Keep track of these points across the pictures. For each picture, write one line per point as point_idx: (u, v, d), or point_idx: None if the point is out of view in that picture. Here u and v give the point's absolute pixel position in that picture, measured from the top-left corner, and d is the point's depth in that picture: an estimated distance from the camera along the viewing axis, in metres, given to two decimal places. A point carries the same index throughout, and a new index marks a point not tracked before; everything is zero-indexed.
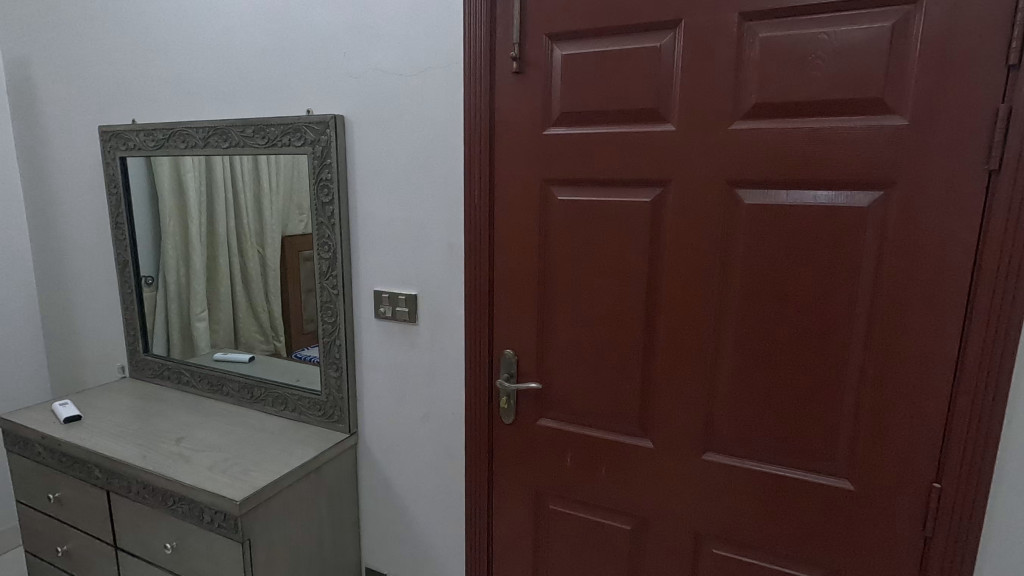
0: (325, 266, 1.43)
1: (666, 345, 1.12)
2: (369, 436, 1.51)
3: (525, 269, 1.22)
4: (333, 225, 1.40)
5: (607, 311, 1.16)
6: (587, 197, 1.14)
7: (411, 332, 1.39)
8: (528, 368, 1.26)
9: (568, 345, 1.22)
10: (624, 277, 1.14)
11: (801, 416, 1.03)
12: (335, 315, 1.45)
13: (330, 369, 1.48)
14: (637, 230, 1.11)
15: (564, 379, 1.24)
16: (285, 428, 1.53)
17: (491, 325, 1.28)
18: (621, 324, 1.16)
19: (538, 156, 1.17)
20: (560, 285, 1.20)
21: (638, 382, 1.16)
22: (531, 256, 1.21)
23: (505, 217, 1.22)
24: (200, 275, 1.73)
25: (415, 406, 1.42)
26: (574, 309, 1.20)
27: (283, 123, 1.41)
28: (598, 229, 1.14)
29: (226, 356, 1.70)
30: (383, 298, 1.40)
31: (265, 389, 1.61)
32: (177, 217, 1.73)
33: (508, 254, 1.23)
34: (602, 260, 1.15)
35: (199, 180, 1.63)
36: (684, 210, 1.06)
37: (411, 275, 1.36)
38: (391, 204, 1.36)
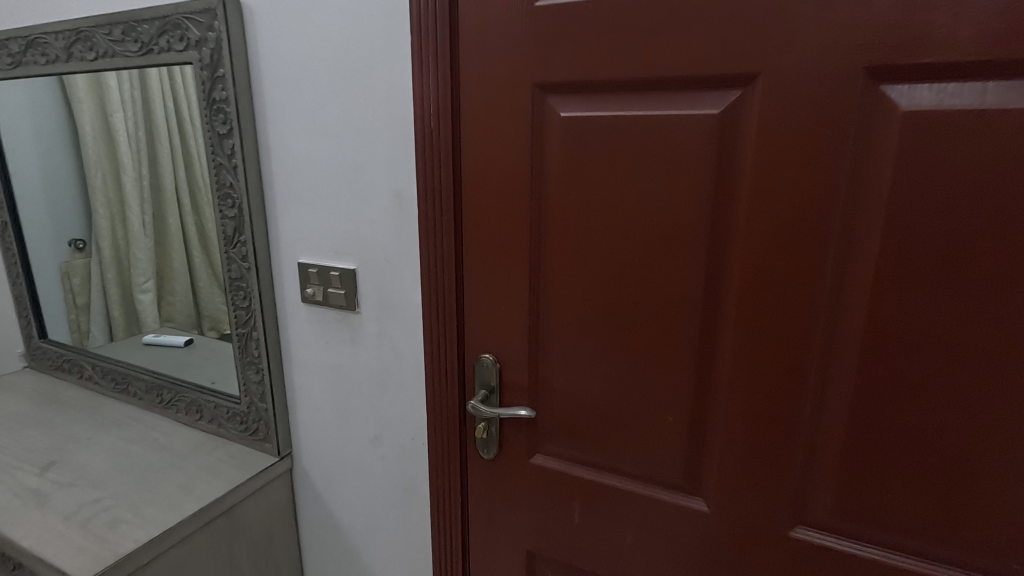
0: (231, 229, 1.01)
1: (736, 361, 0.68)
2: (307, 460, 1.11)
3: (508, 234, 0.78)
4: (236, 168, 0.96)
5: (640, 302, 0.73)
6: (606, 112, 0.69)
7: (351, 322, 0.97)
8: (515, 382, 0.84)
9: (577, 353, 0.79)
10: (668, 248, 0.69)
11: (970, 490, 0.60)
12: (249, 298, 1.03)
13: (249, 371, 1.08)
14: (691, 168, 0.66)
15: (570, 402, 0.81)
16: (196, 446, 1.14)
17: (461, 318, 0.85)
18: (662, 323, 0.72)
19: (524, 46, 0.71)
20: (564, 261, 0.76)
21: (687, 415, 0.74)
22: (517, 213, 0.77)
23: (478, 152, 0.77)
24: (139, 231, 1.26)
25: (362, 426, 1.01)
26: (585, 298, 0.76)
27: (157, 17, 0.96)
28: (626, 168, 0.69)
29: (163, 339, 1.30)
30: (311, 275, 0.97)
31: (175, 391, 1.22)
32: (94, 154, 1.26)
33: (483, 211, 0.79)
34: (632, 219, 0.70)
35: (78, 111, 1.21)
36: (778, 131, 0.60)
37: (346, 241, 0.93)
38: (314, 136, 0.92)
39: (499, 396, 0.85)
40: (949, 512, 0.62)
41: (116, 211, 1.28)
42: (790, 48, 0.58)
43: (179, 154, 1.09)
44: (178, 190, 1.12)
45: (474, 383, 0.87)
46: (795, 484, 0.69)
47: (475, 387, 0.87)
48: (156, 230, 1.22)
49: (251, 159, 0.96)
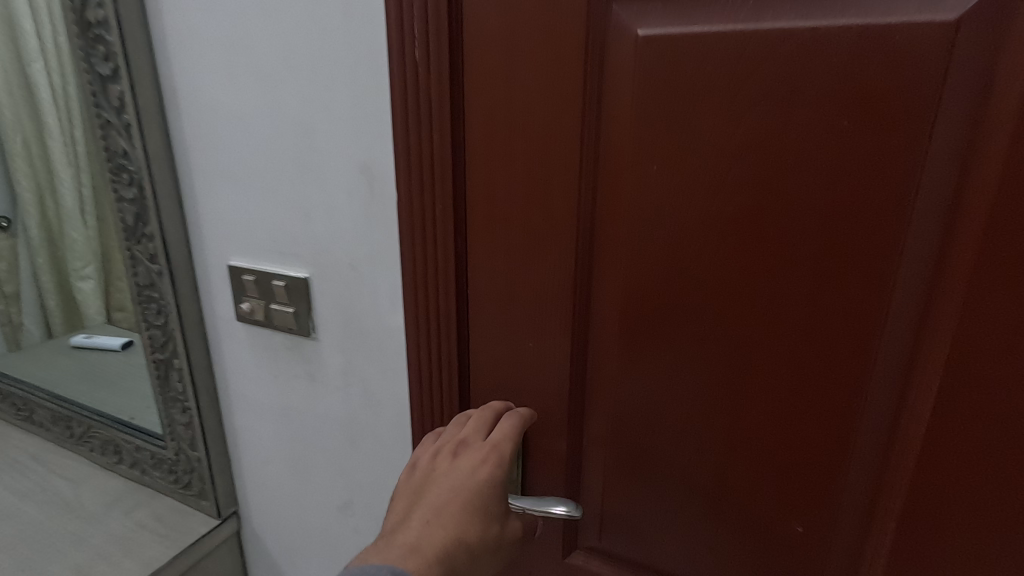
0: (130, 218, 0.70)
1: (942, 464, 0.40)
2: (258, 523, 0.84)
3: (540, 236, 0.49)
4: (127, 129, 0.65)
5: (770, 356, 0.44)
6: (725, 27, 0.39)
7: (306, 351, 0.68)
8: (547, 454, 0.57)
9: (646, 420, 0.51)
10: (829, 270, 0.40)
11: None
12: (164, 313, 0.73)
13: (174, 410, 0.79)
14: (889, 129, 0.37)
15: (634, 490, 0.54)
16: (110, 502, 0.87)
17: (467, 358, 0.57)
18: (807, 391, 0.44)
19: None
20: (638, 282, 0.47)
21: (833, 528, 0.47)
22: (555, 203, 0.48)
23: (496, 101, 0.48)
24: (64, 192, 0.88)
25: (328, 489, 0.74)
26: (672, 344, 0.47)
27: None
28: (761, 128, 0.40)
29: (98, 340, 0.95)
30: (247, 284, 0.68)
31: (87, 425, 0.93)
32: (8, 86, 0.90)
33: (504, 198, 0.50)
34: (765, 217, 0.41)
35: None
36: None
37: (295, 236, 0.64)
38: (241, 81, 0.61)
39: (522, 472, 0.58)
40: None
41: (21, 176, 0.94)
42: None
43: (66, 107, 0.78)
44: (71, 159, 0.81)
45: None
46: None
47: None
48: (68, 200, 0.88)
49: (152, 114, 0.65)
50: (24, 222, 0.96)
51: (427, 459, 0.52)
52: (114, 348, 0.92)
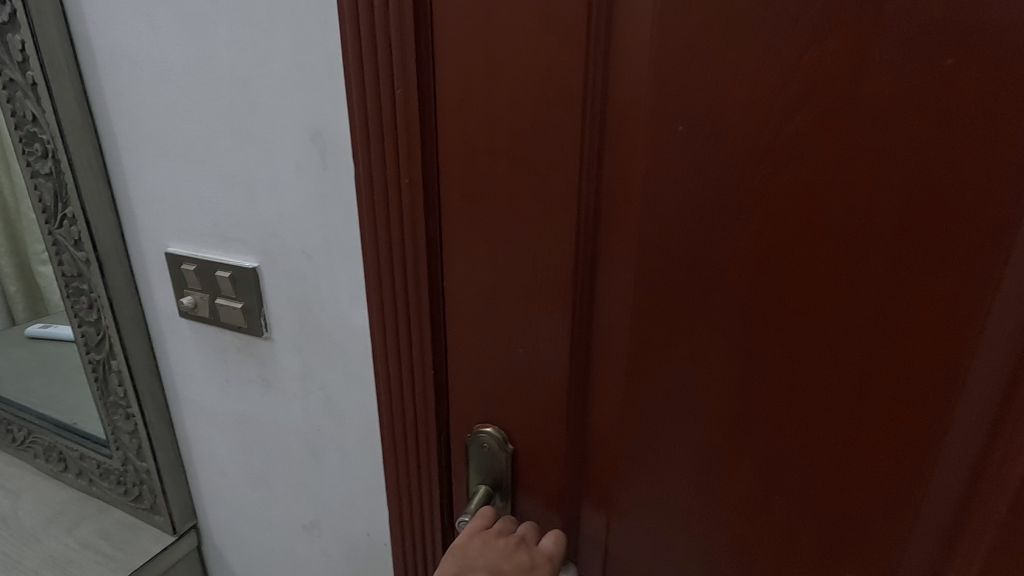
0: (46, 197, 0.59)
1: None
2: (219, 540, 0.75)
3: (531, 220, 0.39)
4: (32, 88, 0.54)
5: (831, 369, 0.34)
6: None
7: (260, 354, 0.59)
8: (538, 480, 0.47)
9: (660, 445, 0.41)
10: (909, 262, 0.31)
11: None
12: (95, 307, 0.63)
13: (116, 416, 0.70)
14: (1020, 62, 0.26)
15: (647, 526, 0.44)
16: (53, 517, 0.77)
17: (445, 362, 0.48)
18: (877, 415, 0.34)
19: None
20: (659, 276, 0.37)
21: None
22: (549, 180, 0.38)
23: (476, 43, 0.37)
24: None
25: (292, 506, 0.66)
26: (701, 352, 0.38)
27: None
28: (830, 69, 0.30)
29: (46, 331, 0.83)
30: (187, 276, 0.58)
31: (27, 430, 0.84)
32: None
33: (486, 170, 0.40)
34: (831, 192, 0.32)
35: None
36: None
37: (239, 219, 0.54)
38: (161, 27, 0.50)
39: (512, 496, 0.48)
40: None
41: None
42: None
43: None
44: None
45: (466, 468, 0.50)
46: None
47: (468, 476, 0.50)
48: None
49: (63, 71, 0.54)
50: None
51: (484, 536, 0.44)
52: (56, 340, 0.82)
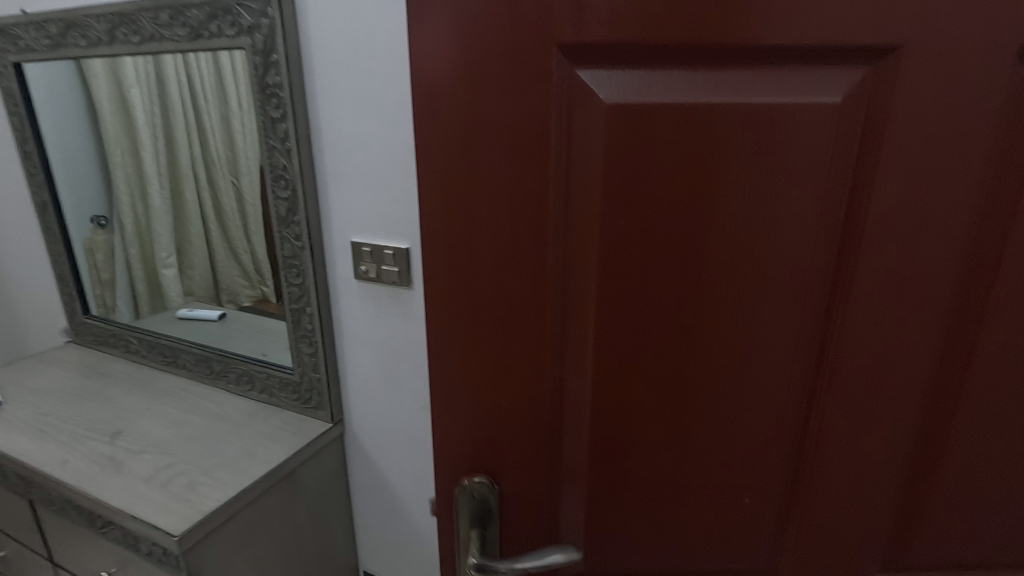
0: (284, 210, 1.05)
1: (855, 373, 0.58)
2: (357, 426, 1.19)
3: (519, 262, 0.56)
4: (288, 150, 1.00)
5: (722, 325, 0.57)
6: (676, 88, 0.50)
7: (404, 298, 1.03)
8: (534, 463, 0.63)
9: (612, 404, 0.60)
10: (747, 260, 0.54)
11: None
12: (302, 275, 1.08)
13: (302, 344, 1.14)
14: (801, 145, 0.50)
15: (618, 478, 0.63)
16: (250, 415, 1.21)
17: (451, 391, 0.62)
18: (746, 349, 0.57)
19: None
20: (622, 301, 0.56)
21: (774, 458, 0.62)
22: (533, 231, 0.55)
23: (481, 135, 0.52)
24: (163, 213, 1.31)
25: (415, 393, 1.09)
26: (652, 347, 0.58)
27: (208, 3, 0.98)
28: (715, 172, 0.51)
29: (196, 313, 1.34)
30: (364, 253, 1.02)
31: (226, 363, 1.28)
32: (122, 141, 1.30)
33: (484, 226, 0.55)
34: (721, 237, 0.53)
35: (87, 94, 1.27)
36: (913, 111, 0.49)
37: (400, 220, 0.98)
38: (368, 122, 0.95)
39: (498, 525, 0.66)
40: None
41: (120, 193, 1.35)
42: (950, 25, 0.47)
43: (215, 133, 1.14)
44: (220, 168, 1.17)
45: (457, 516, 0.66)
46: (901, 508, 0.64)
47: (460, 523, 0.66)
48: (161, 212, 1.31)
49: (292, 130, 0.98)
50: (143, 220, 1.35)
51: None
52: (213, 318, 1.33)
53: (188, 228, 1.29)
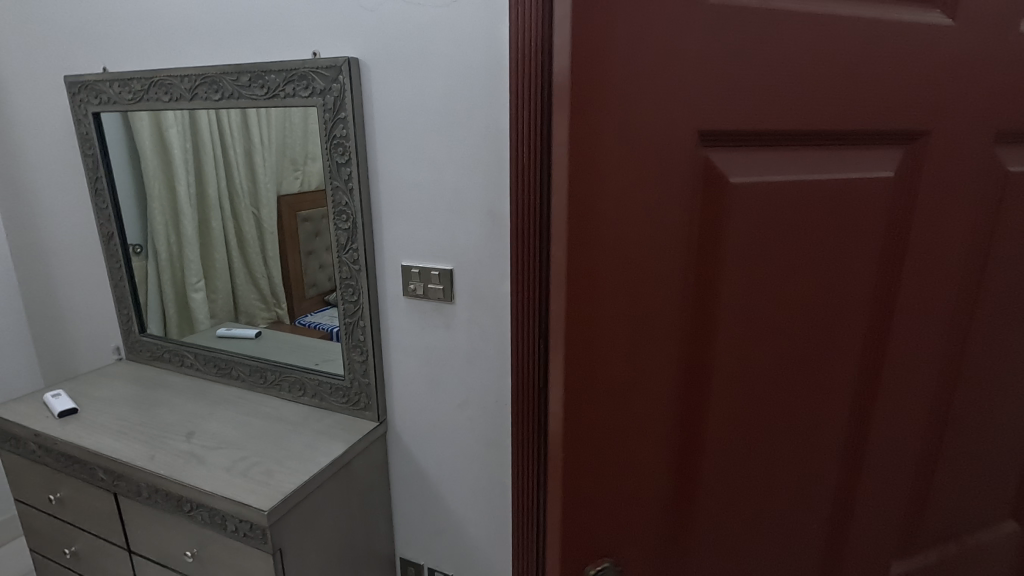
0: (344, 238, 1.24)
1: (889, 394, 0.70)
2: (400, 425, 1.37)
3: (644, 325, 0.58)
4: (351, 189, 1.20)
5: (798, 365, 0.65)
6: (770, 167, 0.57)
7: (446, 311, 1.22)
8: (649, 517, 0.65)
9: (712, 447, 0.65)
10: (820, 309, 0.64)
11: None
12: (357, 294, 1.27)
13: (354, 353, 1.32)
14: (857, 212, 0.61)
15: (710, 516, 0.68)
16: (305, 417, 1.37)
17: (569, 464, 0.60)
18: (817, 382, 0.67)
19: (703, 61, 0.52)
20: (721, 350, 0.62)
21: (830, 472, 0.71)
22: (655, 294, 0.57)
23: (617, 207, 0.53)
24: (193, 242, 1.55)
25: (453, 393, 1.27)
26: (741, 389, 0.64)
27: (285, 69, 1.19)
28: (800, 232, 0.60)
29: (231, 332, 1.54)
30: (413, 274, 1.22)
31: (279, 372, 1.45)
32: (162, 179, 1.52)
33: (617, 293, 0.56)
34: (802, 282, 0.62)
35: (132, 142, 1.51)
36: (930, 181, 0.62)
37: (444, 246, 1.19)
38: (420, 166, 1.16)
39: None
40: (984, 479, 0.79)
41: (156, 226, 1.58)
42: (953, 106, 0.59)
43: (239, 169, 1.40)
44: (243, 200, 1.43)
45: None
46: (907, 502, 0.77)
47: None
48: (193, 240, 1.55)
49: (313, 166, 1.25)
50: (175, 248, 1.58)
51: None
52: (250, 335, 1.52)
53: (212, 254, 1.53)
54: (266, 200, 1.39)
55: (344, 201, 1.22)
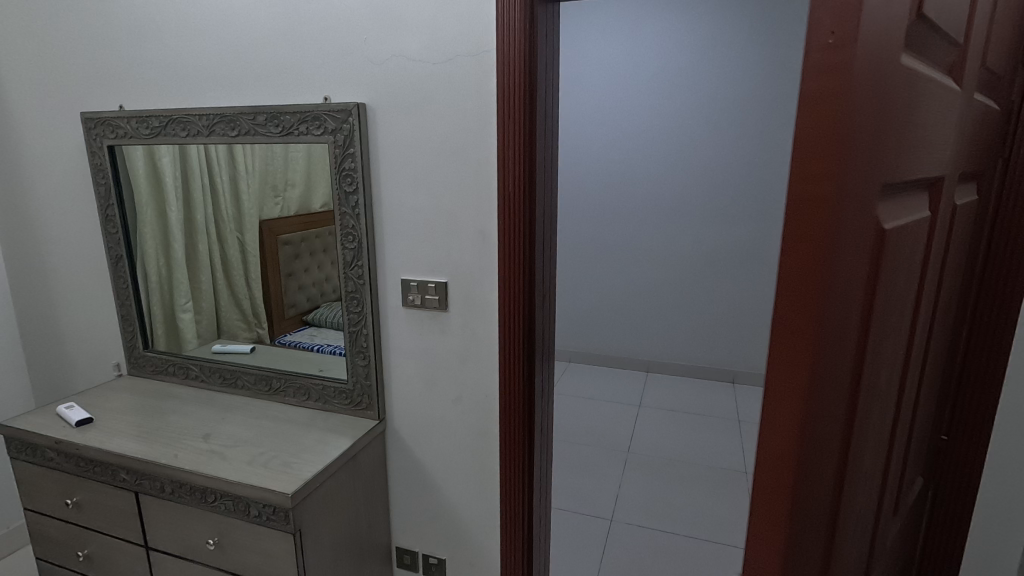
0: (350, 257, 1.43)
1: (908, 409, 0.71)
2: (398, 422, 1.53)
3: (833, 388, 0.45)
4: (358, 214, 1.39)
5: (887, 401, 0.60)
6: (898, 204, 0.51)
7: (441, 318, 1.41)
8: None
9: (851, 515, 0.55)
10: (902, 338, 0.60)
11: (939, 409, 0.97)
12: (362, 305, 1.45)
13: (357, 358, 1.49)
14: (925, 240, 0.59)
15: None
16: (311, 418, 1.53)
17: None
18: (891, 414, 0.63)
19: (888, 80, 0.42)
20: (864, 403, 0.52)
21: (883, 500, 0.69)
22: (843, 354, 0.45)
23: (839, 256, 0.40)
24: (181, 265, 1.72)
25: (448, 390, 1.46)
26: (866, 443, 0.56)
27: (300, 111, 1.37)
28: (907, 263, 0.55)
29: (225, 347, 1.70)
30: (412, 287, 1.41)
31: (284, 380, 1.60)
32: (153, 207, 1.69)
33: (826, 362, 0.42)
34: (899, 314, 0.57)
35: (121, 177, 1.66)
36: (945, 210, 0.65)
37: (440, 262, 1.38)
38: (419, 195, 1.36)
39: None
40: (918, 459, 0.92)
41: (143, 250, 1.73)
42: (957, 144, 0.64)
43: (225, 199, 1.60)
44: (227, 226, 1.63)
45: None
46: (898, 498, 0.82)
47: None
48: (182, 262, 1.72)
49: (294, 193, 1.49)
50: (164, 271, 1.74)
51: None
52: (246, 350, 1.67)
53: (199, 275, 1.71)
54: (249, 223, 1.60)
55: (350, 225, 1.40)
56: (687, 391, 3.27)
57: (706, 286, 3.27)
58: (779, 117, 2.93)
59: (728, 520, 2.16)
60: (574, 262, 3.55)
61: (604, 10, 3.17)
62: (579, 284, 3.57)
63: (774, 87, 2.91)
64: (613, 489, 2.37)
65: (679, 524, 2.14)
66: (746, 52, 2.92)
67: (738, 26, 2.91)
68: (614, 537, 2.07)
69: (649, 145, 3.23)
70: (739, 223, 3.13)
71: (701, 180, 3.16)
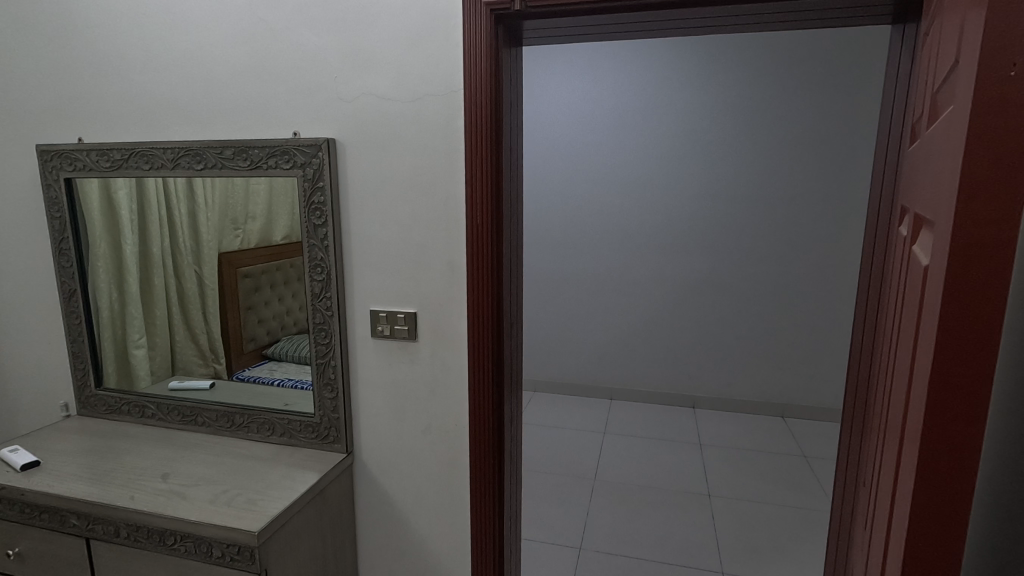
0: (318, 289, 1.43)
1: None
2: (366, 455, 1.52)
3: None
4: (326, 247, 1.40)
5: None
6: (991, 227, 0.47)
7: (410, 348, 1.43)
8: None
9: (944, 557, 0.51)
10: None
11: (859, 389, 1.25)
12: (329, 337, 1.45)
13: (324, 390, 1.48)
14: None
15: None
16: (275, 453, 1.49)
17: None
18: None
19: None
20: None
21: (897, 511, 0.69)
22: None
23: None
24: (138, 299, 1.68)
25: (418, 421, 1.46)
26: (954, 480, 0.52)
27: (269, 145, 1.39)
28: None
29: (183, 384, 1.65)
30: (381, 318, 1.42)
31: (247, 415, 1.56)
32: (109, 241, 1.65)
33: None
34: None
35: (76, 211, 1.62)
36: None
37: (409, 293, 1.40)
38: (389, 228, 1.39)
39: None
40: None
41: (98, 284, 1.68)
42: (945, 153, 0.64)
43: (184, 231, 1.58)
44: (186, 259, 1.61)
45: None
46: None
47: None
48: (138, 295, 1.68)
49: (254, 226, 1.49)
50: (119, 306, 1.69)
51: None
52: (205, 386, 1.63)
53: (156, 310, 1.67)
54: (210, 256, 1.59)
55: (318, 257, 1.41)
56: (650, 417, 3.33)
57: (666, 313, 3.38)
58: (728, 152, 3.12)
59: (693, 542, 2.20)
60: (538, 292, 3.61)
61: (560, 51, 3.32)
62: (542, 312, 3.62)
63: (721, 125, 3.11)
64: (581, 517, 2.37)
65: (647, 549, 2.16)
66: (694, 93, 3.12)
67: (686, 69, 3.11)
68: (584, 565, 2.07)
69: (607, 179, 3.35)
70: (695, 252, 3.27)
71: (656, 211, 3.30)
